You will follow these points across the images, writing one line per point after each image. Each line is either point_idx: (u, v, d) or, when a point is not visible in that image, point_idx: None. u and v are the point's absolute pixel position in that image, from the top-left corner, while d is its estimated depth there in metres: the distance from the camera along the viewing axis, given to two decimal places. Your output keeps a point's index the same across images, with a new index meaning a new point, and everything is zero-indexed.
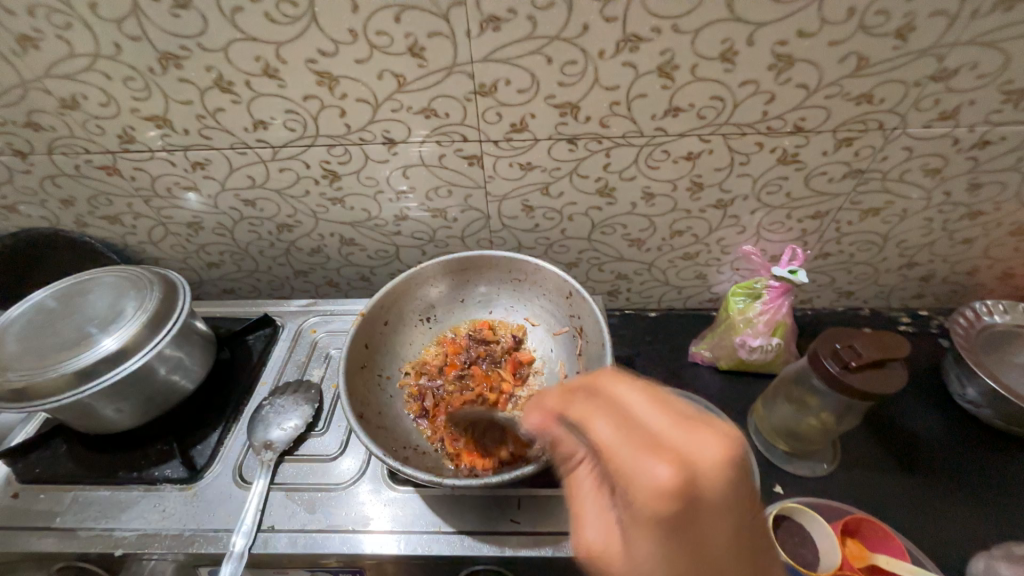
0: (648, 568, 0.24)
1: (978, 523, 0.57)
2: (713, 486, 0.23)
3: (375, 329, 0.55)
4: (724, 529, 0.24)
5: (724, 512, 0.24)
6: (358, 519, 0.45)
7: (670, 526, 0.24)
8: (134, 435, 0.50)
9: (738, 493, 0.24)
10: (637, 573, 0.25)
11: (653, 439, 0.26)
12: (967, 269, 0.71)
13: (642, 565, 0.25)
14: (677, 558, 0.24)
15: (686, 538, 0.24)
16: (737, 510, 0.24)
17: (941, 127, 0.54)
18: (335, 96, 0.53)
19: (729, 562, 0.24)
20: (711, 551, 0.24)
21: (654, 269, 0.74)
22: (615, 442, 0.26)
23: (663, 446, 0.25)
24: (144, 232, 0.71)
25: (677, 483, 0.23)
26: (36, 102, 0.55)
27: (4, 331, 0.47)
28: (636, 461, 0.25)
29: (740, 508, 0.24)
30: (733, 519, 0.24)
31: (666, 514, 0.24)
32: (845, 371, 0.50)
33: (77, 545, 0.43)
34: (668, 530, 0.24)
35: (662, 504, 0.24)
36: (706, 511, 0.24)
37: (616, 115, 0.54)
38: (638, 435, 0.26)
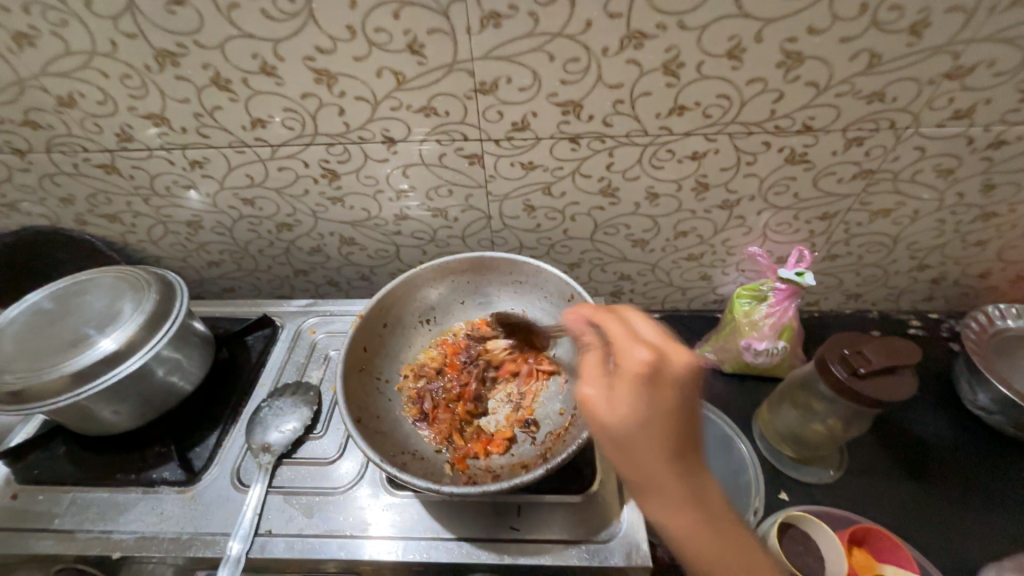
0: (622, 406, 0.35)
1: (988, 533, 0.55)
2: (679, 367, 0.35)
3: (373, 332, 0.54)
4: (679, 395, 0.34)
5: (681, 389, 0.34)
6: (355, 524, 0.44)
7: (645, 380, 0.34)
8: (132, 437, 0.50)
9: (694, 383, 0.35)
10: (612, 410, 0.35)
11: (648, 340, 0.37)
12: (979, 272, 0.70)
13: (615, 405, 0.35)
14: (644, 401, 0.34)
15: (651, 394, 0.34)
16: (688, 393, 0.35)
17: (955, 126, 0.52)
18: (334, 94, 0.52)
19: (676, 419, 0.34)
20: (667, 405, 0.34)
21: (658, 270, 0.73)
22: (622, 335, 0.38)
23: (652, 344, 0.37)
24: (144, 231, 0.71)
25: (653, 358, 0.35)
26: (33, 100, 0.54)
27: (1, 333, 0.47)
28: (638, 343, 0.37)
29: (693, 396, 0.35)
30: (686, 392, 0.35)
31: (645, 375, 0.35)
32: (852, 378, 0.49)
33: (74, 548, 0.43)
34: (643, 383, 0.34)
35: (643, 367, 0.35)
36: (671, 379, 0.35)
37: (620, 113, 0.53)
38: (638, 337, 0.38)
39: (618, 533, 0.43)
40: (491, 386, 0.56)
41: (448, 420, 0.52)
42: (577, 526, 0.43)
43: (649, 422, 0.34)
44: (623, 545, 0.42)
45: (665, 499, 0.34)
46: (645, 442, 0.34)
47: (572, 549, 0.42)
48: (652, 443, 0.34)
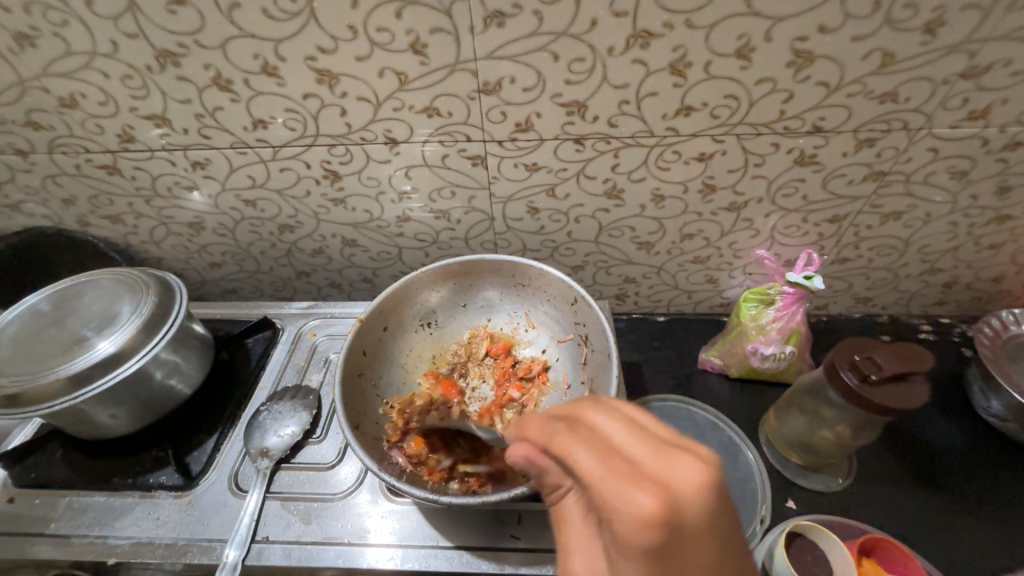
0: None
1: (1003, 544, 0.54)
2: (695, 513, 0.22)
3: (373, 336, 0.53)
4: (713, 552, 0.23)
5: (707, 539, 0.22)
6: (354, 531, 0.43)
7: (659, 559, 0.23)
8: (130, 440, 0.50)
9: (722, 521, 0.23)
10: None
11: (635, 470, 0.24)
12: (992, 276, 0.68)
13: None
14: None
15: (673, 571, 0.22)
16: (716, 536, 0.23)
17: (970, 127, 0.51)
18: (336, 94, 0.52)
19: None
20: (705, 572, 0.23)
21: (663, 273, 0.72)
22: (593, 468, 0.26)
23: (648, 478, 0.23)
24: (146, 232, 0.70)
25: (660, 513, 0.22)
26: (35, 101, 0.54)
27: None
28: (612, 491, 0.24)
29: (725, 532, 0.23)
30: (714, 549, 0.23)
31: (651, 546, 0.23)
32: (863, 385, 0.47)
33: (71, 552, 0.43)
34: (658, 562, 0.23)
35: (646, 536, 0.23)
36: (691, 541, 0.22)
37: (625, 114, 0.52)
38: (618, 463, 0.25)
39: None
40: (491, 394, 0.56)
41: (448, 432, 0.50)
42: None
43: None
44: None
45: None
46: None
47: None
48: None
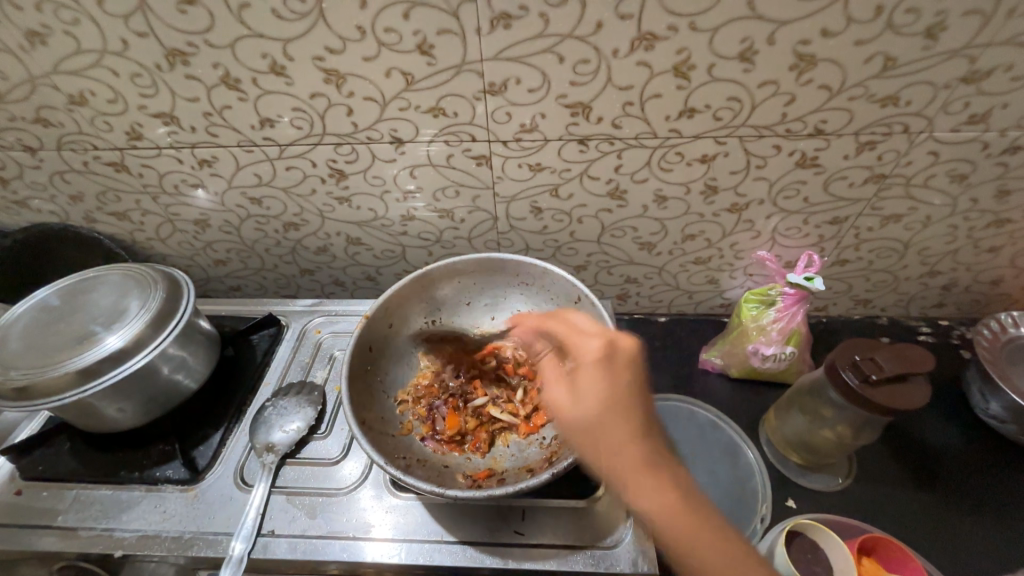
0: (587, 391, 0.40)
1: (1001, 544, 0.54)
2: (624, 350, 0.42)
3: (380, 332, 0.54)
4: (634, 379, 0.40)
5: (617, 364, 0.41)
6: (358, 526, 0.44)
7: (599, 365, 0.41)
8: (136, 434, 0.50)
9: (619, 360, 0.41)
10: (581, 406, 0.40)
11: (591, 330, 0.45)
12: (991, 278, 0.69)
13: (580, 394, 0.40)
14: (604, 386, 0.40)
15: (609, 371, 0.40)
16: (638, 369, 0.41)
17: (970, 131, 0.52)
18: (342, 94, 0.52)
19: (633, 399, 0.39)
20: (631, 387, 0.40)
21: (665, 273, 0.72)
22: (571, 331, 0.45)
23: (588, 332, 0.44)
24: (152, 229, 0.71)
25: (604, 346, 0.42)
26: (44, 98, 0.55)
27: (7, 329, 0.47)
28: (585, 336, 0.44)
29: (617, 367, 0.41)
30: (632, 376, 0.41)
31: (601, 358, 0.41)
32: (864, 385, 0.48)
33: (78, 545, 0.43)
34: (600, 367, 0.41)
35: (595, 354, 0.42)
36: (621, 364, 0.41)
37: (629, 115, 0.52)
38: (584, 331, 0.45)
39: (624, 538, 0.42)
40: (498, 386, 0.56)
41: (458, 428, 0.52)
42: (581, 532, 0.43)
43: (613, 401, 0.39)
44: (629, 551, 0.41)
45: (639, 484, 0.37)
46: (612, 421, 0.39)
47: (577, 554, 0.41)
48: (617, 425, 0.38)
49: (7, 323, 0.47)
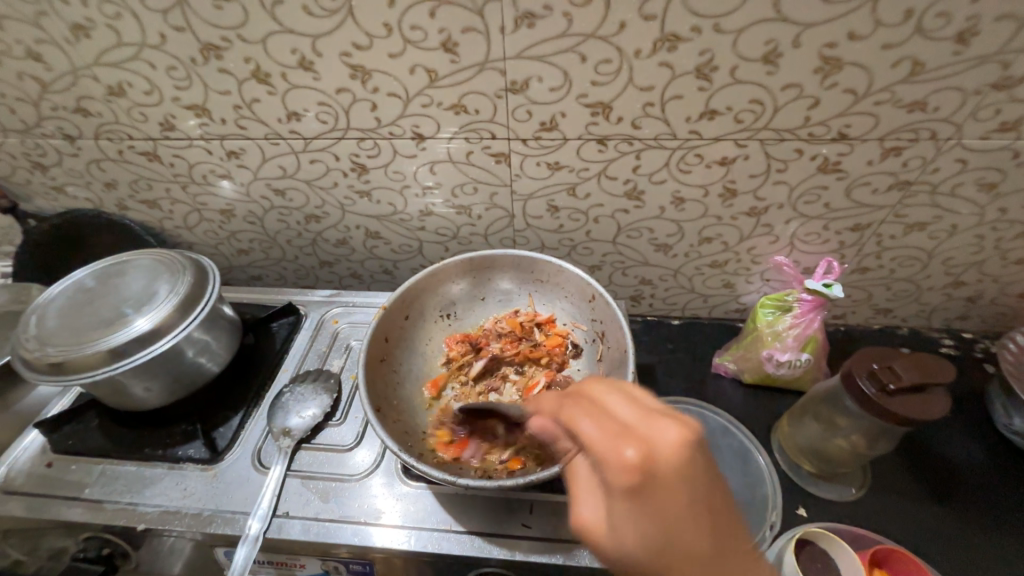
0: (632, 527, 0.28)
1: (1022, 564, 0.53)
2: (674, 464, 0.28)
3: (396, 324, 0.53)
4: (688, 497, 0.28)
5: (678, 478, 0.28)
6: (369, 511, 0.45)
7: (645, 496, 0.28)
8: (159, 414, 0.52)
9: (689, 468, 0.29)
10: (623, 539, 0.29)
11: (623, 429, 0.30)
12: (1019, 291, 0.67)
13: (619, 530, 0.29)
14: (649, 523, 0.28)
15: (652, 498, 0.28)
16: (695, 481, 0.29)
17: (1000, 138, 0.51)
18: (367, 89, 0.53)
19: (691, 524, 0.28)
20: (678, 512, 0.28)
21: (680, 275, 0.72)
22: (591, 428, 0.31)
23: (616, 430, 0.30)
24: (180, 218, 0.73)
25: (643, 461, 0.28)
26: (85, 89, 0.57)
27: (45, 307, 0.49)
28: (606, 438, 0.30)
29: (685, 481, 0.28)
30: (685, 508, 0.28)
31: (636, 480, 0.28)
32: (882, 394, 0.47)
33: (103, 517, 0.45)
34: (637, 497, 0.28)
35: (629, 476, 0.28)
36: (667, 501, 0.28)
37: (649, 116, 0.52)
38: (615, 425, 0.31)
39: None
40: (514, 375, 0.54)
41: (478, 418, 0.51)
42: None
43: (661, 532, 0.28)
44: None
45: None
46: (673, 564, 0.28)
47: (584, 550, 0.41)
48: (672, 570, 0.28)
49: (44, 302, 0.49)
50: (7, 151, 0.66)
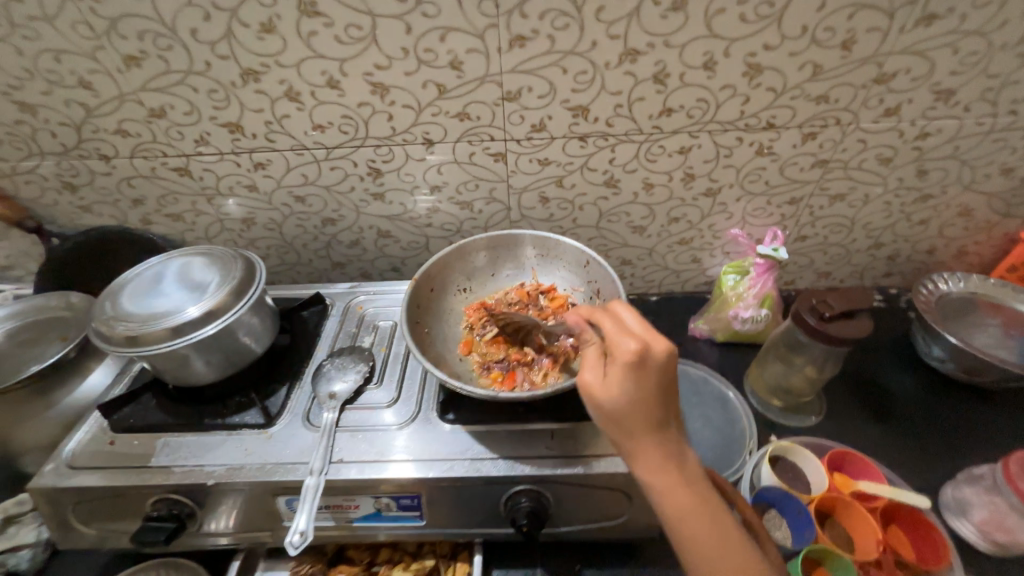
0: (620, 390, 0.40)
1: (949, 460, 0.64)
2: (661, 361, 0.40)
3: (424, 294, 0.60)
4: (661, 385, 0.40)
5: (659, 369, 0.40)
6: (414, 450, 0.52)
7: (635, 373, 0.40)
8: (213, 391, 0.58)
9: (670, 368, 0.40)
10: (608, 396, 0.41)
11: (634, 333, 0.42)
12: (926, 248, 0.82)
13: (608, 392, 0.41)
14: (631, 391, 0.40)
15: (639, 376, 0.40)
16: (670, 376, 0.41)
17: (888, 122, 0.65)
18: (385, 103, 0.63)
19: (658, 404, 0.40)
20: (651, 391, 0.40)
21: (655, 254, 0.84)
22: (613, 330, 0.43)
23: (631, 334, 0.42)
24: (202, 229, 0.80)
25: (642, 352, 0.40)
26: (128, 112, 0.64)
27: (117, 290, 0.55)
28: (622, 335, 0.42)
29: (664, 374, 0.40)
30: (657, 391, 0.40)
31: (633, 363, 0.40)
32: (821, 322, 0.59)
33: (172, 478, 0.50)
34: (631, 372, 0.40)
35: (631, 358, 0.40)
36: (649, 380, 0.40)
37: (620, 115, 0.65)
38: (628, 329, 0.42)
39: None
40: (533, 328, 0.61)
41: (503, 364, 0.57)
42: (602, 445, 0.52)
43: (637, 399, 0.40)
44: None
45: (649, 467, 0.41)
46: (635, 423, 0.40)
47: (600, 461, 0.50)
48: (635, 425, 0.40)
49: (114, 287, 0.55)
50: (39, 173, 0.72)
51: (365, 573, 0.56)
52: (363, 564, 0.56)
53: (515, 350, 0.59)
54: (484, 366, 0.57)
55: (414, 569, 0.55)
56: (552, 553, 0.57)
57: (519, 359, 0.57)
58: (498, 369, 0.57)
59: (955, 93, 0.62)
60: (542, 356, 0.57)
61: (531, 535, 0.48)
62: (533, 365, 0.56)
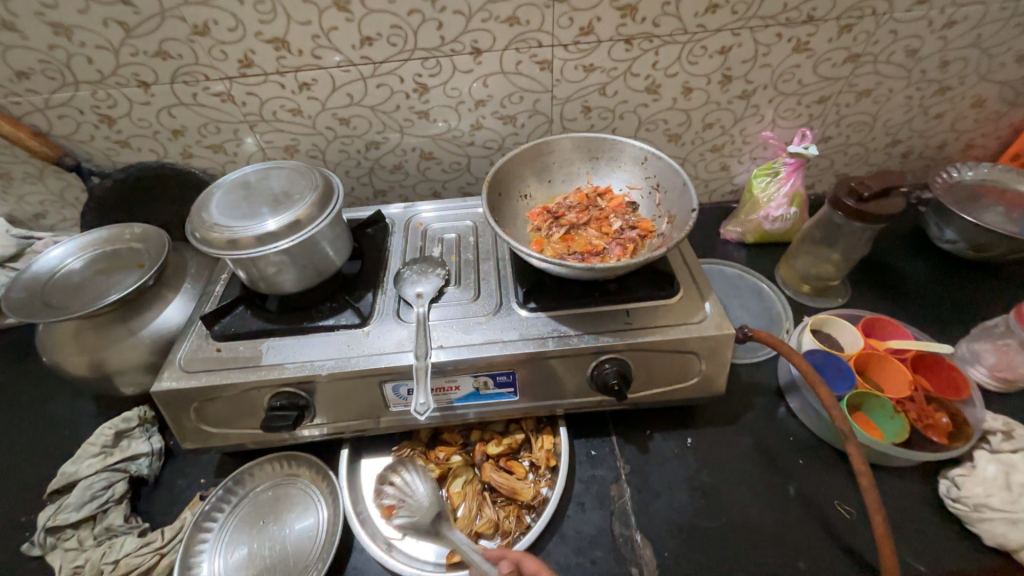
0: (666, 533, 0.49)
1: (959, 324, 0.73)
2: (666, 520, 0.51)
3: (495, 198, 0.63)
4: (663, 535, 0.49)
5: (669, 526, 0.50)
6: (505, 332, 0.57)
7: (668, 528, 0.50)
8: (304, 300, 0.61)
9: None
10: None
11: None
12: (938, 143, 0.87)
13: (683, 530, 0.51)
14: None
15: None
16: None
17: (919, 10, 0.68)
18: (435, 9, 0.63)
19: None
20: None
21: (688, 163, 0.86)
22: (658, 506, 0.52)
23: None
24: (243, 160, 0.79)
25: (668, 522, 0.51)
26: (170, 30, 0.63)
27: (207, 201, 0.56)
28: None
29: None
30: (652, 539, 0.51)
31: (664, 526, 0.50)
32: (859, 203, 0.65)
33: (288, 373, 0.54)
34: None
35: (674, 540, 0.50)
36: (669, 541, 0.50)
37: (666, 14, 0.66)
38: None
39: (707, 315, 0.57)
40: (600, 223, 0.64)
41: (578, 253, 0.61)
42: (674, 316, 0.58)
43: None
44: (715, 319, 0.57)
45: None
46: None
47: (676, 328, 0.56)
48: None
49: (203, 199, 0.57)
50: (75, 105, 0.69)
51: (462, 450, 0.62)
52: (459, 444, 0.63)
53: (587, 241, 0.62)
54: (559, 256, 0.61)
55: (507, 442, 0.61)
56: (623, 420, 0.65)
57: (592, 248, 0.61)
58: (574, 256, 0.60)
59: None
60: (613, 245, 0.61)
61: (621, 395, 0.55)
62: (605, 252, 0.60)
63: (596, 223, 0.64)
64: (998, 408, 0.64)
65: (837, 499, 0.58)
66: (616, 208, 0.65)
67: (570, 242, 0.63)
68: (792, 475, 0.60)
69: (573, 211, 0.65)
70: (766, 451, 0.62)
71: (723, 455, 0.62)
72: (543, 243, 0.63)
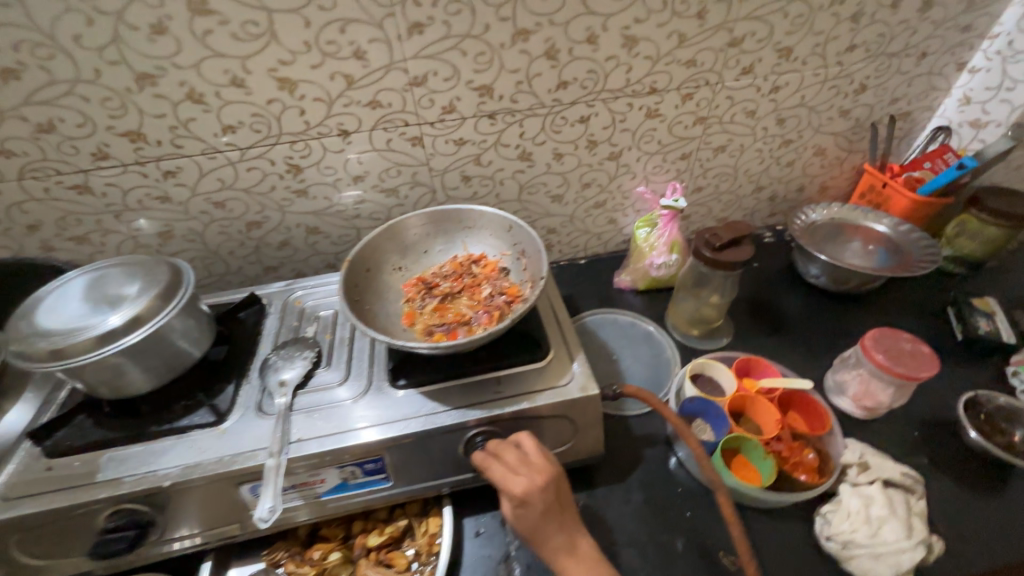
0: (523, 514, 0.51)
1: (828, 355, 0.78)
2: (529, 482, 0.50)
3: (360, 275, 0.63)
4: (533, 512, 0.50)
5: (528, 509, 0.50)
6: (371, 416, 0.55)
7: (524, 501, 0.50)
8: (158, 400, 0.57)
9: (535, 493, 0.50)
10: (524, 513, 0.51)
11: (525, 473, 0.51)
12: (797, 187, 0.96)
13: (541, 487, 0.50)
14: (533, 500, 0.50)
15: (531, 500, 0.50)
16: (538, 509, 0.50)
17: (746, 79, 0.77)
18: (295, 97, 0.65)
19: (540, 507, 0.50)
20: (540, 508, 0.50)
21: (575, 220, 0.91)
22: (506, 471, 0.51)
23: (533, 472, 0.51)
24: (112, 248, 0.76)
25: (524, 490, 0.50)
26: (11, 130, 0.61)
27: (35, 309, 0.53)
28: (525, 475, 0.51)
29: (541, 506, 0.50)
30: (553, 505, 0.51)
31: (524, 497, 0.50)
32: (714, 253, 0.69)
33: (125, 488, 0.49)
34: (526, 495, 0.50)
35: (526, 500, 0.50)
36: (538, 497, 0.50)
37: (521, 92, 0.71)
38: (518, 467, 0.51)
39: (574, 377, 0.58)
40: (471, 291, 0.65)
41: (446, 325, 0.61)
42: (543, 380, 0.58)
43: (534, 510, 0.50)
44: (581, 382, 0.57)
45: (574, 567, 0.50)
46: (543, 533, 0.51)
47: (544, 394, 0.56)
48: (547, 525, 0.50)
49: (31, 308, 0.53)
50: None
51: (342, 545, 0.58)
52: (338, 539, 0.59)
53: (457, 311, 0.63)
54: (428, 330, 0.61)
55: (389, 530, 0.58)
56: None
57: (459, 318, 0.62)
58: (441, 329, 0.61)
59: (793, 50, 0.75)
60: (480, 313, 0.62)
61: None
62: (471, 321, 0.61)
63: (467, 292, 0.65)
64: (865, 435, 0.67)
65: (722, 549, 0.58)
66: (487, 275, 0.66)
67: (441, 315, 0.63)
68: (680, 529, 0.60)
69: (445, 281, 0.66)
70: (655, 505, 0.62)
71: (613, 515, 0.61)
72: (415, 318, 0.63)
